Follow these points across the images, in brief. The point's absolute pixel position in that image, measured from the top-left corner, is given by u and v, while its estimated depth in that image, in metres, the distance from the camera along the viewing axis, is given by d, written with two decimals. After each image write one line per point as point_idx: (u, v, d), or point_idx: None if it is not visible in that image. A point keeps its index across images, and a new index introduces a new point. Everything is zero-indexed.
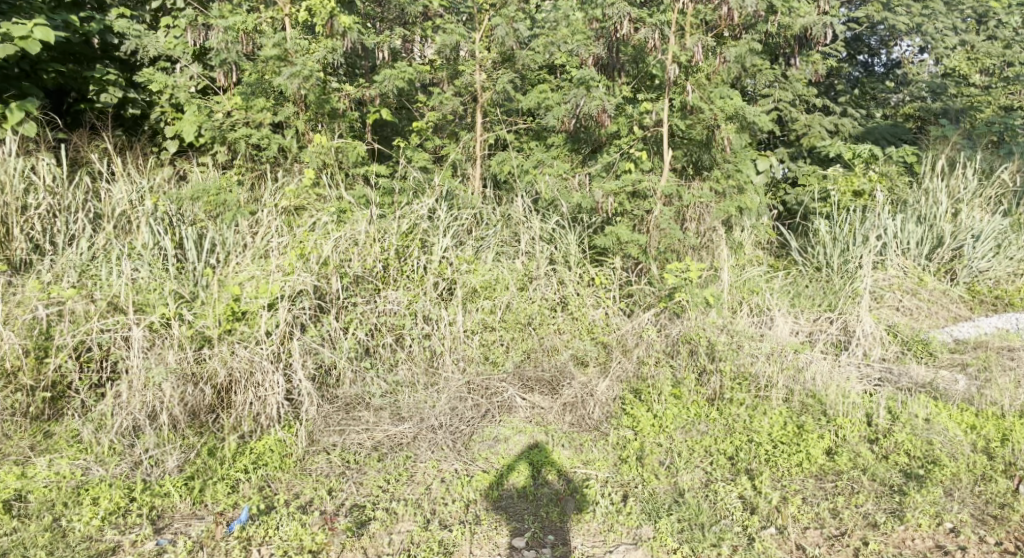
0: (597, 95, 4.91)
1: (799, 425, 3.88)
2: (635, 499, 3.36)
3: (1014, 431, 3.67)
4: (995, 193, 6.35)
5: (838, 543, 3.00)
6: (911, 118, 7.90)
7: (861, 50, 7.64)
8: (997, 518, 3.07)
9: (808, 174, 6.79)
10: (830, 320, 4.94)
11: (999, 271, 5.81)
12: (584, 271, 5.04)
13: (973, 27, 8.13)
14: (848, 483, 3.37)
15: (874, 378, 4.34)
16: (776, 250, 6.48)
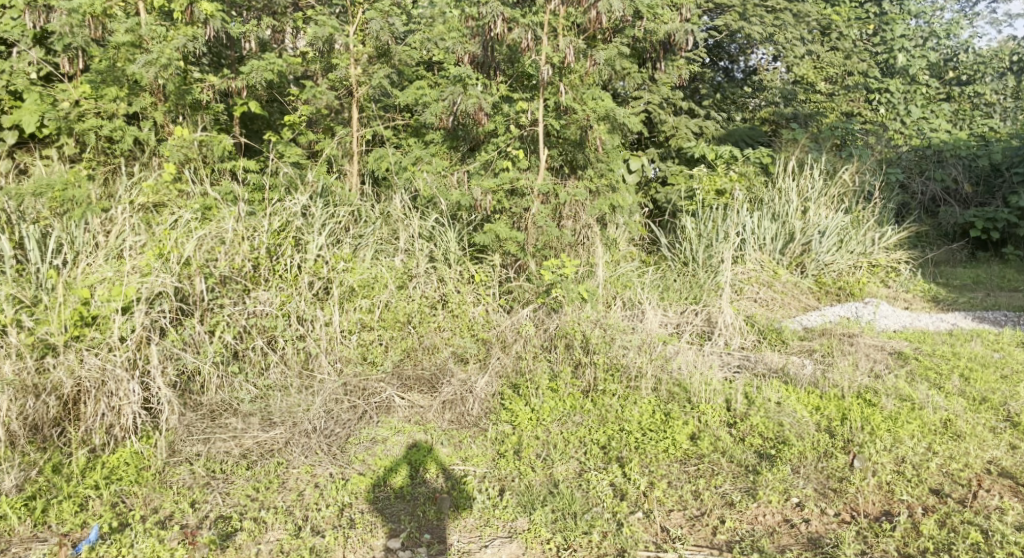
0: (474, 94, 4.93)
1: (666, 412, 4.08)
2: (512, 492, 3.42)
3: (851, 409, 3.99)
4: (839, 192, 6.92)
5: (698, 523, 3.18)
6: (766, 122, 8.48)
7: (721, 56, 8.16)
8: (837, 490, 3.31)
9: (676, 173, 7.18)
10: (695, 312, 5.25)
11: (842, 265, 6.36)
12: (463, 269, 5.07)
13: (819, 38, 8.82)
14: (708, 466, 3.59)
15: (734, 365, 4.65)
16: (648, 247, 6.78)
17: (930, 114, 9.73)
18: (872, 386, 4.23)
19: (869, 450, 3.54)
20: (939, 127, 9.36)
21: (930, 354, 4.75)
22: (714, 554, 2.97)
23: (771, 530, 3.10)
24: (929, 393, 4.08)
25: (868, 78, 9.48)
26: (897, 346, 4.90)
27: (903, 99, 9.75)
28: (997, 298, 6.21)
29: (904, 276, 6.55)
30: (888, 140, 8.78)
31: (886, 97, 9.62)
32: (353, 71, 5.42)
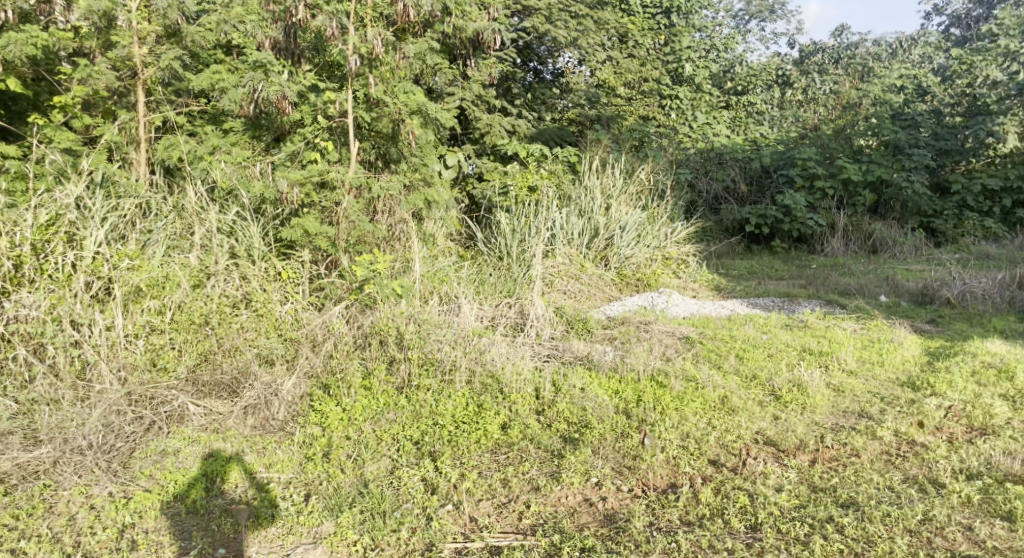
0: (276, 81, 4.67)
1: (479, 404, 4.14)
2: (318, 496, 3.29)
3: (645, 391, 4.30)
4: (637, 190, 7.43)
5: (505, 510, 3.24)
6: (574, 122, 8.89)
7: (531, 57, 8.40)
8: (631, 468, 3.53)
9: (492, 170, 7.37)
10: (509, 305, 5.40)
11: (641, 258, 6.82)
12: (269, 265, 4.78)
13: (618, 45, 9.43)
14: (517, 453, 3.69)
15: (544, 355, 4.83)
16: (464, 242, 6.86)
17: (713, 120, 10.75)
18: (663, 368, 4.58)
19: (659, 428, 3.83)
20: (720, 132, 10.35)
21: (712, 337, 5.24)
22: (519, 538, 3.03)
23: (572, 511, 3.23)
24: (710, 374, 4.49)
25: (661, 85, 10.27)
26: (686, 332, 5.36)
27: (691, 106, 10.67)
28: (767, 286, 6.98)
29: (693, 267, 7.18)
30: (677, 143, 9.58)
31: (676, 103, 10.43)
32: (137, 50, 4.96)
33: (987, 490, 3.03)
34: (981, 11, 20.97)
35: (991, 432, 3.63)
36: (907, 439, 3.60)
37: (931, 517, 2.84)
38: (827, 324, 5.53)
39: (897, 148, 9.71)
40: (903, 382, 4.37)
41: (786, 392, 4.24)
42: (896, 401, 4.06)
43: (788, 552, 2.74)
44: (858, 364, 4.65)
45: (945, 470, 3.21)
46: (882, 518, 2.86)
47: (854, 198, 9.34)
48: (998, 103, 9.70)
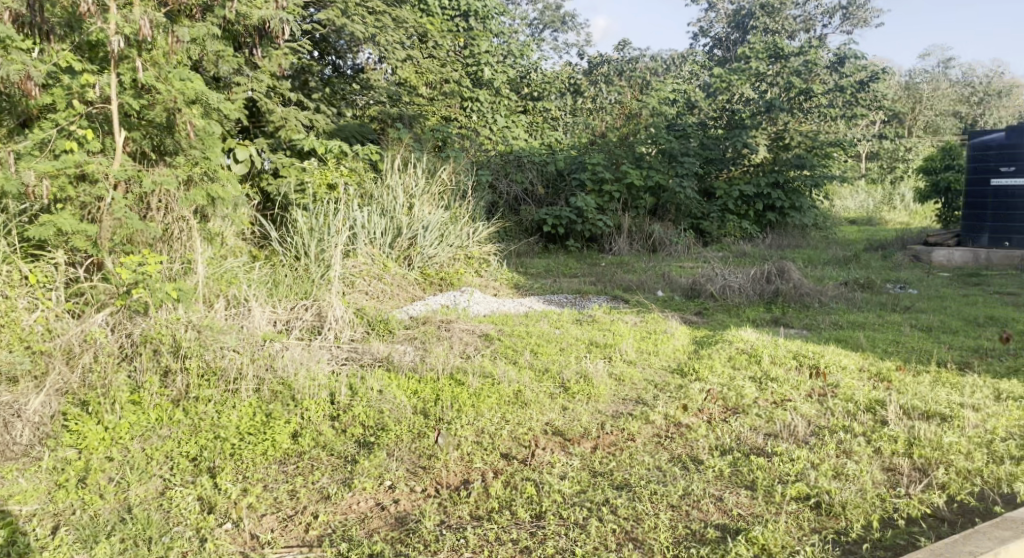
0: (18, 60, 4.11)
1: (267, 413, 3.90)
2: (69, 527, 2.92)
3: (442, 390, 4.31)
4: (438, 190, 7.46)
5: (291, 523, 3.05)
6: (375, 119, 8.72)
7: (328, 51, 8.17)
8: (425, 468, 3.49)
9: (288, 165, 7.05)
10: (306, 307, 5.17)
11: (444, 257, 6.84)
12: (12, 268, 4.21)
13: (418, 44, 9.44)
14: (308, 462, 3.52)
15: (341, 359, 4.68)
16: (257, 242, 6.51)
17: (512, 123, 11.16)
18: (462, 366, 4.63)
19: (455, 426, 3.84)
20: (519, 135, 10.74)
21: (509, 334, 5.40)
22: (304, 551, 2.87)
23: (362, 517, 3.10)
24: (506, 370, 4.62)
25: (461, 86, 10.42)
26: (485, 329, 5.47)
27: (491, 109, 10.95)
28: (561, 284, 7.34)
29: (494, 266, 7.35)
30: (478, 144, 9.84)
31: (477, 105, 10.63)
32: None
33: (736, 462, 3.40)
34: (738, 36, 23.85)
35: (742, 411, 4.08)
36: (674, 421, 3.94)
37: (690, 492, 3.12)
38: (612, 318, 5.93)
39: (672, 157, 10.69)
40: (674, 369, 4.79)
41: (574, 383, 4.47)
42: (667, 386, 4.45)
43: (567, 536, 2.86)
44: (637, 354, 5.03)
45: (703, 448, 3.55)
46: (650, 496, 3.10)
47: (636, 201, 10.19)
48: (751, 118, 11.03)
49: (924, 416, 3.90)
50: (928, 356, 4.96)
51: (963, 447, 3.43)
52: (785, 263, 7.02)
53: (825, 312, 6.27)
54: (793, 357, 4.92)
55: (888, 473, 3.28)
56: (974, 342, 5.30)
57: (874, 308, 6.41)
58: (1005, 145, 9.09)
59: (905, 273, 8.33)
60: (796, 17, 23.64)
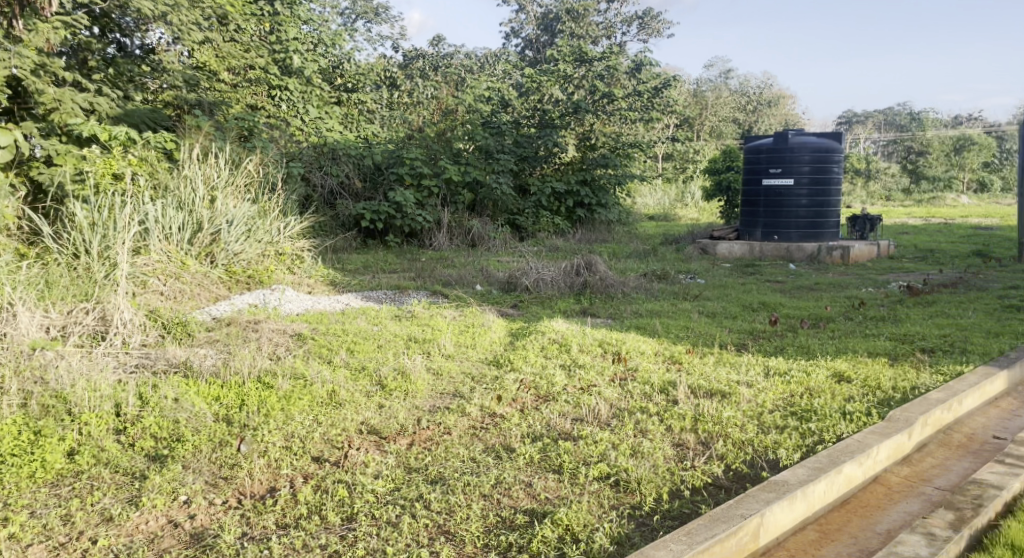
0: None
1: (37, 430, 3.46)
2: None
3: (248, 394, 4.05)
4: (244, 183, 7.03)
5: (64, 552, 2.71)
6: (170, 105, 8.35)
7: (111, 27, 7.39)
8: (226, 478, 3.26)
9: (64, 153, 6.31)
10: (86, 310, 4.65)
11: (251, 253, 6.44)
12: None
13: (217, 26, 8.86)
14: (86, 483, 3.16)
15: (130, 366, 4.26)
16: (27, 239, 5.78)
17: (325, 114, 10.70)
18: (271, 368, 4.39)
19: (261, 432, 3.63)
20: (333, 128, 10.29)
21: (323, 332, 5.22)
22: None
23: (151, 537, 2.84)
24: (318, 369, 4.45)
25: (267, 74, 9.96)
26: (297, 328, 5.23)
27: (302, 99, 10.42)
28: (379, 279, 7.23)
29: (307, 262, 7.06)
30: (289, 136, 9.44)
31: (286, 94, 10.14)
32: None
33: (545, 448, 3.54)
34: (547, 38, 24.86)
35: (552, 398, 4.25)
36: (489, 412, 4.01)
37: (502, 480, 3.20)
38: (430, 313, 5.92)
39: (489, 153, 10.93)
40: (490, 361, 4.88)
41: (390, 380, 4.40)
42: (483, 379, 4.52)
43: (379, 536, 2.81)
44: (455, 348, 5.07)
45: (515, 436, 3.65)
46: (463, 488, 3.13)
47: (455, 196, 10.29)
48: (560, 118, 11.57)
49: (707, 394, 4.30)
50: (711, 339, 5.48)
51: (738, 420, 3.82)
52: (593, 257, 7.40)
53: (627, 302, 6.71)
54: (599, 345, 5.23)
55: (677, 448, 3.58)
56: (749, 325, 5.94)
57: (668, 297, 6.97)
58: (774, 149, 10.26)
59: (695, 264, 9.17)
60: (598, 24, 25.14)
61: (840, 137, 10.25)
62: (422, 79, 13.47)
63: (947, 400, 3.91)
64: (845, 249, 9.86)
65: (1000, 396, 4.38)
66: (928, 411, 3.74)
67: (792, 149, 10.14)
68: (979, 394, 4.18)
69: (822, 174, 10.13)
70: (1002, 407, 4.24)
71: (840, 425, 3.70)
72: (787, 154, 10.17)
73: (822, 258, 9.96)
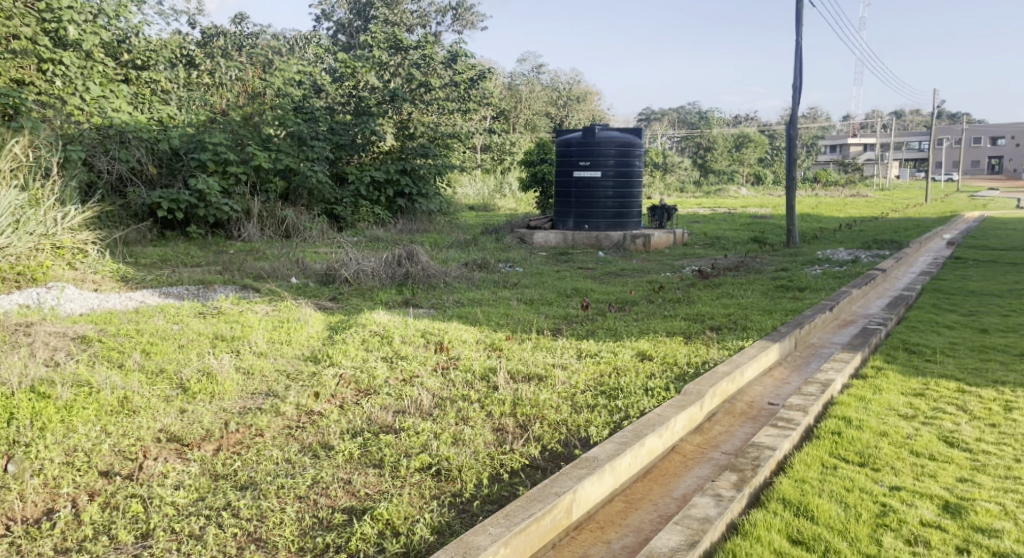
0: None
1: None
2: None
3: (19, 407, 3.56)
4: (9, 167, 6.15)
5: None
6: None
7: None
8: None
9: None
10: None
11: (21, 248, 5.66)
12: None
13: None
14: None
15: None
16: None
17: (111, 93, 9.65)
18: (47, 377, 3.89)
19: (35, 449, 3.20)
20: (122, 108, 9.34)
21: (113, 334, 4.71)
22: None
23: None
24: (106, 375, 4.00)
25: (36, 45, 8.76)
26: (81, 330, 4.68)
27: (82, 74, 9.33)
28: (181, 274, 6.66)
29: (93, 256, 6.34)
30: (67, 115, 8.42)
31: (61, 69, 8.97)
32: None
33: (365, 443, 3.46)
34: (360, 23, 24.25)
35: (373, 391, 4.17)
36: (306, 410, 3.85)
37: (319, 480, 3.08)
38: (240, 309, 5.56)
39: (301, 140, 10.45)
40: (307, 357, 4.68)
41: (194, 382, 4.08)
42: (299, 375, 4.33)
43: (179, 552, 2.59)
44: (268, 345, 4.80)
45: (334, 433, 3.54)
46: (277, 491, 2.98)
47: (266, 183, 9.77)
48: (377, 106, 11.37)
49: (525, 378, 4.45)
50: (529, 325, 5.67)
51: (554, 402, 3.99)
52: (415, 247, 7.30)
53: (448, 291, 6.75)
54: (420, 335, 5.21)
55: (497, 433, 3.66)
56: (564, 310, 6.22)
57: (488, 286, 7.10)
58: (583, 142, 10.83)
59: (512, 253, 9.43)
60: (412, 12, 24.98)
61: (640, 133, 11.05)
62: (225, 59, 12.59)
63: (731, 372, 4.36)
64: (647, 237, 10.54)
65: (774, 366, 4.97)
66: (716, 382, 4.15)
67: (599, 143, 10.77)
68: (757, 364, 4.70)
69: (625, 167, 10.87)
70: (775, 376, 4.81)
71: (643, 401, 3.99)
72: (595, 148, 10.78)
73: (627, 245, 10.59)
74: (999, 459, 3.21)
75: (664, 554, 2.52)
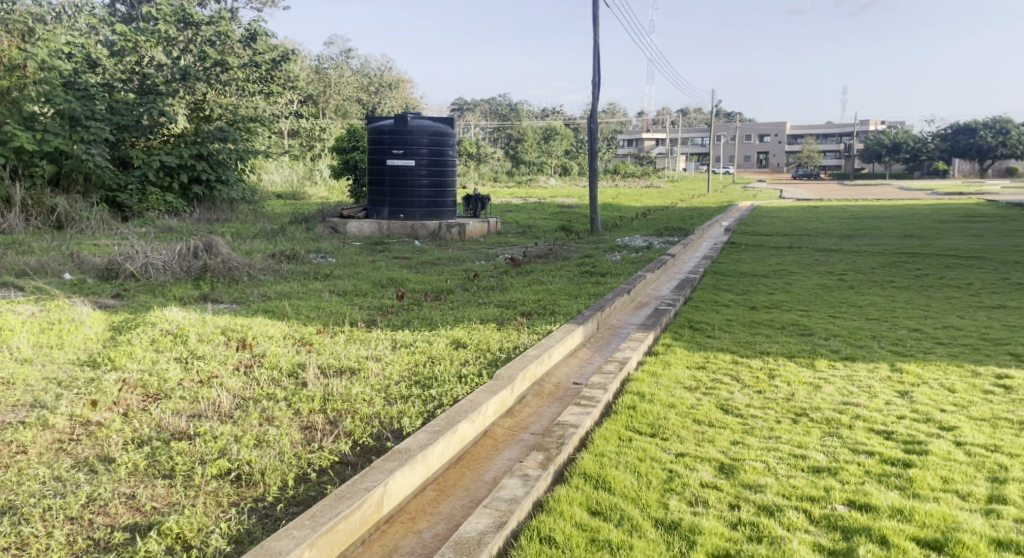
0: None
1: None
2: None
3: None
4: None
5: None
6: None
7: None
8: None
9: None
10: None
11: None
12: None
13: None
14: None
15: None
16: None
17: None
18: None
19: None
20: None
21: None
22: None
23: None
24: None
25: None
26: None
27: None
28: None
29: None
30: None
31: None
32: None
33: (154, 453, 3.16)
34: None
35: (164, 396, 3.82)
36: (81, 421, 3.44)
37: (96, 497, 2.78)
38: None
39: (74, 119, 9.31)
40: (83, 361, 4.19)
41: None
42: (74, 383, 3.86)
43: None
44: (34, 350, 4.23)
45: (116, 444, 3.20)
46: (42, 515, 2.64)
47: (31, 168, 8.78)
48: (166, 85, 10.41)
49: (337, 372, 4.32)
50: (342, 317, 5.51)
51: (366, 395, 3.90)
52: (213, 238, 6.90)
53: (253, 285, 6.36)
54: (221, 332, 4.87)
55: (305, 431, 3.51)
56: (378, 301, 6.12)
57: (298, 278, 6.78)
58: (395, 131, 10.68)
59: (324, 243, 9.11)
60: None
61: (452, 123, 11.13)
62: None
63: (539, 355, 4.54)
64: (462, 226, 10.68)
65: (579, 347, 5.24)
66: (525, 366, 4.29)
67: (412, 131, 10.69)
68: (564, 347, 4.94)
69: (438, 156, 10.90)
70: (579, 357, 5.08)
71: (456, 388, 4.03)
72: (407, 136, 10.70)
73: (443, 235, 10.69)
74: (765, 421, 3.63)
75: (472, 539, 2.56)
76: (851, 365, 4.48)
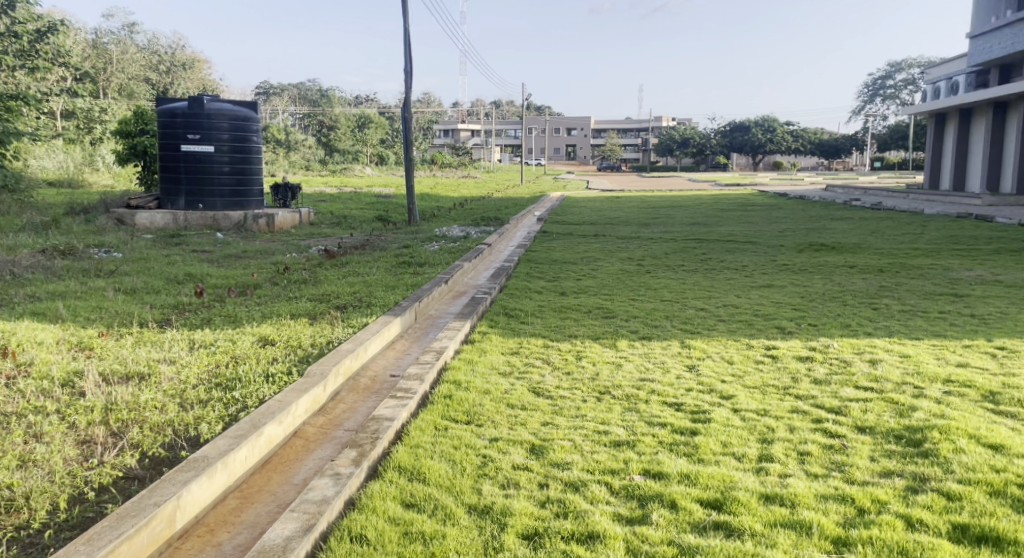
0: None
1: None
2: None
3: None
4: None
5: None
6: None
7: None
8: None
9: None
10: None
11: None
12: None
13: None
14: None
15: None
16: None
17: None
18: None
19: None
20: None
21: None
22: None
23: None
24: None
25: None
26: None
27: None
28: None
29: None
30: None
31: None
32: None
33: None
34: None
35: None
36: None
37: None
38: None
39: None
40: None
41: None
42: None
43: None
44: None
45: None
46: None
47: None
48: None
49: (123, 379, 3.90)
50: (129, 318, 4.99)
51: (158, 402, 3.56)
52: None
53: (18, 285, 5.57)
54: None
55: (83, 447, 3.13)
56: (173, 299, 5.61)
57: (76, 276, 6.05)
58: (189, 114, 9.84)
59: (108, 236, 8.21)
60: None
61: (255, 107, 10.49)
62: None
63: (354, 349, 4.41)
64: (270, 217, 10.08)
65: (396, 338, 5.17)
66: (339, 362, 4.14)
67: (209, 115, 9.92)
68: (380, 339, 4.84)
69: (240, 142, 10.23)
70: (396, 349, 5.00)
71: (263, 389, 3.79)
72: (204, 120, 9.92)
73: (249, 226, 10.00)
74: (572, 401, 3.80)
75: (276, 546, 2.42)
76: (648, 344, 4.83)
